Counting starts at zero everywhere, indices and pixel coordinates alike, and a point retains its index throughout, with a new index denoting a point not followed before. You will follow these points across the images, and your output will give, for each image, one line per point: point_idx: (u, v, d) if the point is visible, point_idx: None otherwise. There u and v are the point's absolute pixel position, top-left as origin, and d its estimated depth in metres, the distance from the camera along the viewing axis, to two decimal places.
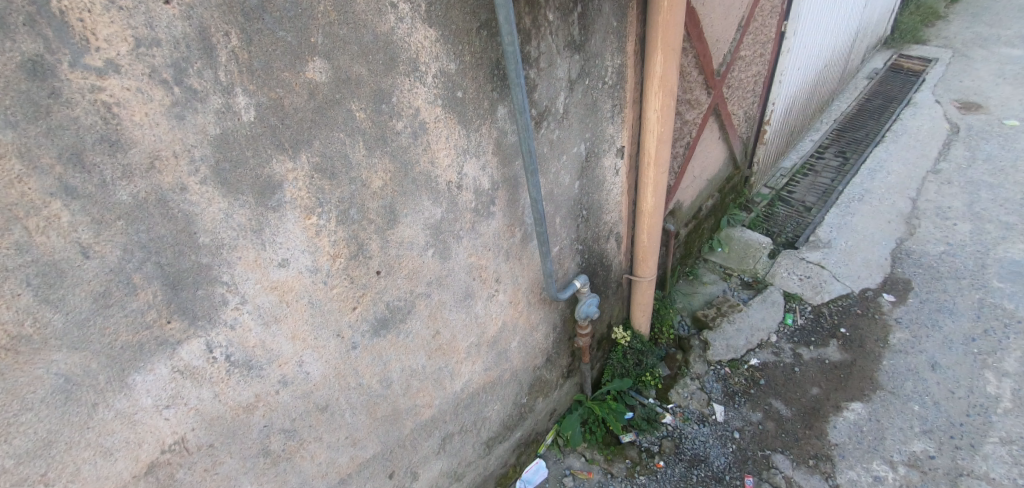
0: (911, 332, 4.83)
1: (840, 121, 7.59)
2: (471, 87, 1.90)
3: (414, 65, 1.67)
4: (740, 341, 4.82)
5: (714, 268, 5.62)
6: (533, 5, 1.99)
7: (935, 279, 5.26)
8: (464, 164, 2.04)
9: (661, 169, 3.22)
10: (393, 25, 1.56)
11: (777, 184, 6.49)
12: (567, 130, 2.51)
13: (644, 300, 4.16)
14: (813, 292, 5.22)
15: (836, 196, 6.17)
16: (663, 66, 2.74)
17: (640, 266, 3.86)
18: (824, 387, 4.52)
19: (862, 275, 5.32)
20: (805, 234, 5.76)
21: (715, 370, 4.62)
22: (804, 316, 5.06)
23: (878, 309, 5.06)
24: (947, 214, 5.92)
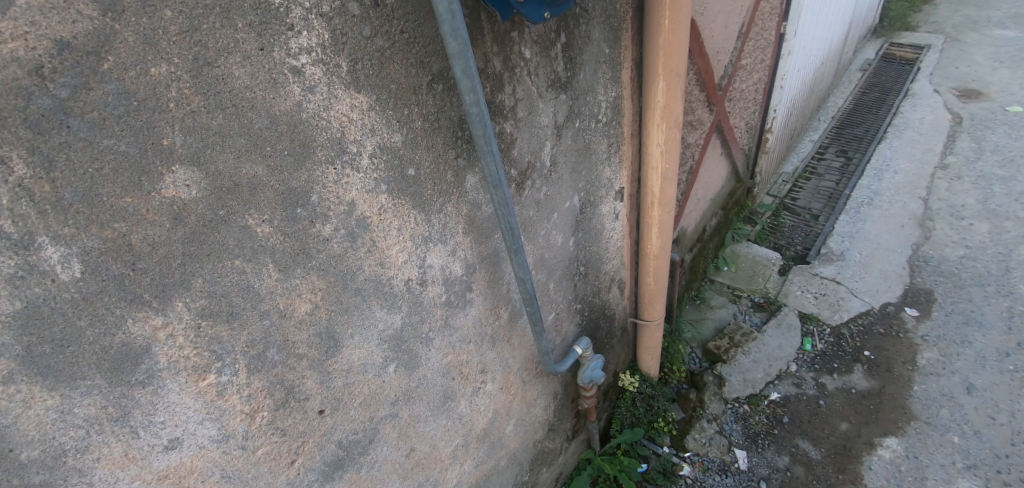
0: (940, 350, 4.44)
1: (839, 118, 7.27)
2: (427, 159, 1.41)
3: (339, 147, 1.17)
4: (757, 373, 4.41)
5: (722, 290, 5.25)
6: (504, 43, 1.52)
7: (958, 288, 4.89)
8: (428, 255, 1.56)
9: (667, 208, 2.78)
10: (298, 98, 1.06)
11: (780, 191, 6.14)
12: (557, 185, 2.05)
13: (652, 344, 3.71)
14: (831, 311, 4.86)
15: (844, 202, 5.79)
16: (666, 94, 2.29)
17: (647, 310, 3.45)
18: (852, 422, 4.08)
19: (883, 287, 5.00)
20: (816, 246, 5.43)
21: (734, 409, 4.22)
22: (823, 340, 4.67)
23: (902, 326, 4.67)
24: (962, 212, 5.55)
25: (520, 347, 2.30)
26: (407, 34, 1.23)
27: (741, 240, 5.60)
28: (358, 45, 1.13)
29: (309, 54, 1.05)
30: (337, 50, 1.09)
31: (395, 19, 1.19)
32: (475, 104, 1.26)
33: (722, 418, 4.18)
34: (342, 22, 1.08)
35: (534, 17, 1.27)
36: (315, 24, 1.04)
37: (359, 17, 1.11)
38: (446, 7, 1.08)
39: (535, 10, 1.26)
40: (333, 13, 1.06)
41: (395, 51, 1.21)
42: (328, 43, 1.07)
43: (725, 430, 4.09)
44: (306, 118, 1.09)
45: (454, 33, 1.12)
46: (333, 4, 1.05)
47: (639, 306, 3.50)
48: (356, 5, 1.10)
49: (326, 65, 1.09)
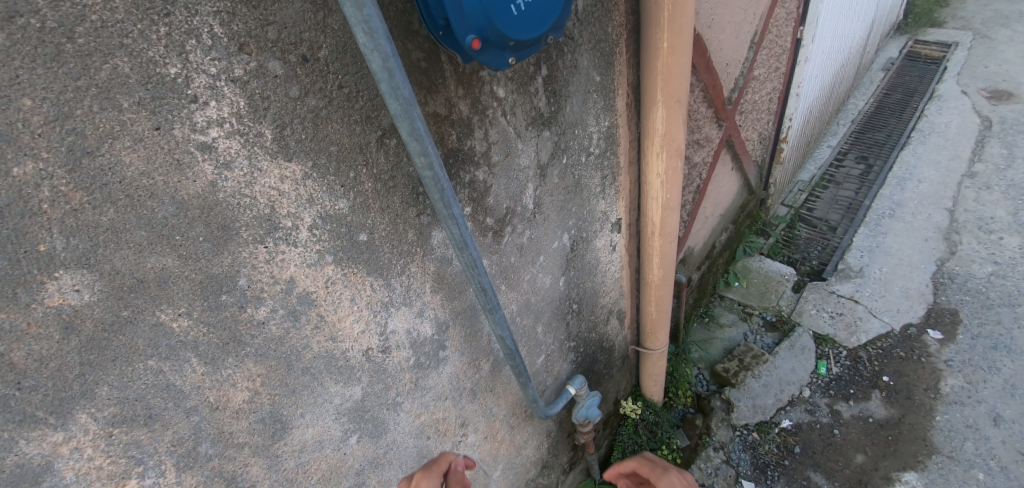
0: (965, 376, 4.17)
1: (860, 122, 6.93)
2: (382, 222, 1.25)
3: (269, 224, 1.02)
4: (768, 399, 4.22)
5: (732, 307, 5.04)
6: (473, 83, 1.32)
7: (986, 309, 4.59)
8: (390, 319, 1.42)
9: (669, 238, 2.59)
10: (211, 177, 0.90)
11: (796, 201, 5.93)
12: (542, 226, 1.87)
13: (656, 372, 3.53)
14: (847, 333, 4.60)
15: (864, 212, 5.60)
16: (666, 121, 2.10)
17: (650, 338, 3.27)
18: (869, 453, 3.86)
19: (904, 307, 4.72)
20: (833, 261, 5.19)
21: (742, 437, 4.05)
22: (838, 363, 4.44)
23: (924, 351, 4.41)
24: (991, 225, 5.21)
25: (506, 394, 2.16)
26: (347, 87, 1.05)
27: (753, 253, 5.38)
28: (285, 108, 0.96)
29: (220, 125, 0.88)
30: (258, 117, 0.93)
31: (331, 73, 1.01)
32: (429, 168, 1.09)
33: (729, 446, 4.00)
34: (262, 83, 0.91)
35: (496, 63, 1.08)
36: (225, 91, 0.87)
37: (282, 75, 0.94)
38: (382, 64, 0.90)
39: (497, 56, 1.07)
40: (248, 75, 0.89)
41: (333, 108, 1.04)
42: (245, 110, 0.91)
43: (733, 459, 3.93)
44: (223, 198, 0.93)
45: (395, 94, 0.94)
46: (246, 65, 0.88)
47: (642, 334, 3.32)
48: (278, 62, 0.93)
49: (244, 136, 0.92)
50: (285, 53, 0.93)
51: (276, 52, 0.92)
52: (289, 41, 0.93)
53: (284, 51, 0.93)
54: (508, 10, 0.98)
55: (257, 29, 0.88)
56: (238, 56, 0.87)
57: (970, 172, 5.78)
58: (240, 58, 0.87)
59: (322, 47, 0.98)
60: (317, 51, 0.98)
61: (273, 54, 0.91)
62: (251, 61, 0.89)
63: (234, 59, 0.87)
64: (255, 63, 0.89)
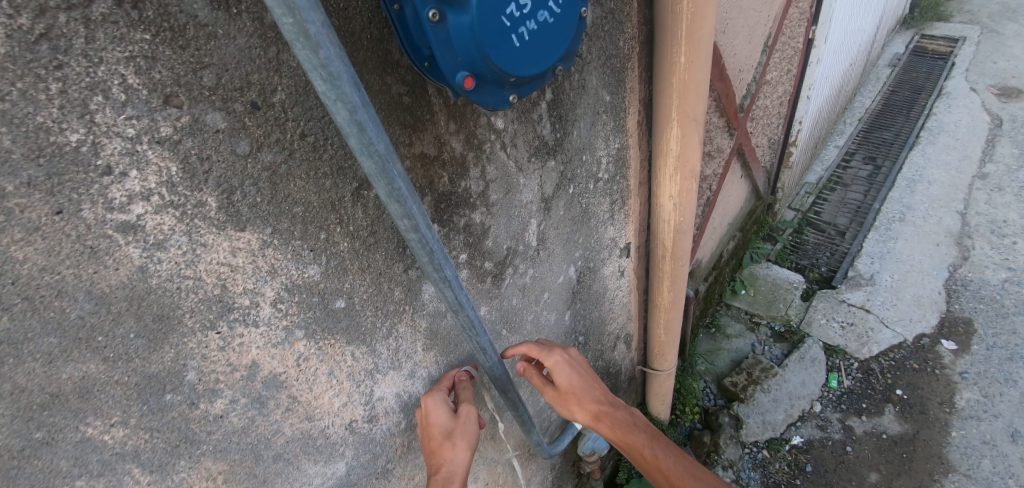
0: (981, 390, 3.93)
1: (868, 120, 6.60)
2: (362, 284, 1.06)
3: (221, 305, 0.84)
4: (779, 415, 3.94)
5: (739, 316, 4.77)
6: (468, 116, 1.13)
7: (1002, 318, 4.34)
8: (377, 386, 1.24)
9: (680, 261, 2.42)
10: (138, 262, 0.72)
11: (804, 204, 5.64)
12: (547, 263, 1.69)
13: (663, 393, 3.35)
14: (859, 344, 4.34)
15: (874, 216, 5.28)
16: (681, 142, 1.92)
17: (658, 360, 3.09)
18: (881, 470, 3.64)
19: (918, 316, 4.45)
20: (842, 268, 4.92)
21: (752, 453, 3.78)
22: (850, 376, 4.17)
23: (938, 361, 4.16)
24: (1003, 230, 4.94)
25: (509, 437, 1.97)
26: (312, 136, 0.85)
27: (761, 262, 5.13)
28: (232, 169, 0.77)
29: (142, 201, 0.69)
30: (196, 184, 0.73)
31: (291, 120, 0.81)
32: (414, 230, 0.89)
33: (741, 463, 3.70)
34: (199, 141, 0.72)
35: (492, 103, 0.87)
36: (150, 158, 0.68)
37: (227, 129, 0.74)
38: (348, 118, 0.70)
39: (493, 94, 0.86)
40: (179, 134, 0.70)
41: (295, 162, 0.84)
42: (178, 177, 0.71)
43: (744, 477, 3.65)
44: (156, 284, 0.75)
45: (368, 151, 0.75)
46: (175, 121, 0.69)
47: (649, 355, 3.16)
48: (220, 113, 0.73)
49: (178, 209, 0.73)
50: (229, 103, 0.73)
51: (217, 103, 0.72)
52: (233, 87, 0.73)
53: (228, 101, 0.73)
54: (507, 41, 0.78)
55: (188, 76, 0.68)
56: (164, 111, 0.67)
57: (981, 173, 5.50)
58: (168, 113, 0.68)
59: (277, 90, 0.78)
60: (271, 95, 0.78)
61: (212, 105, 0.72)
62: (183, 118, 0.69)
63: (158, 117, 0.67)
64: (189, 119, 0.70)
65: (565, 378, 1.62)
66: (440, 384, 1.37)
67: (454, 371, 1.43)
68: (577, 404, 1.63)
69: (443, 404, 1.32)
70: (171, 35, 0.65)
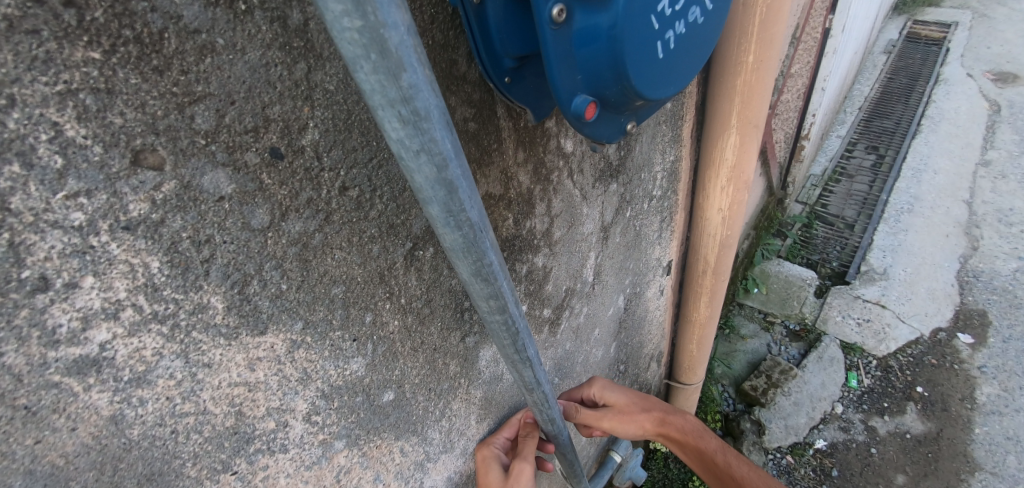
0: (1000, 382, 2.76)
1: (867, 109, 4.88)
2: (414, 367, 0.80)
3: (236, 437, 0.57)
4: (800, 419, 2.64)
5: (752, 317, 3.21)
6: (538, 140, 0.87)
7: (1014, 308, 3.08)
8: (427, 476, 0.96)
9: (722, 276, 2.08)
10: (105, 411, 0.45)
11: (810, 196, 4.05)
12: (599, 297, 1.45)
13: (687, 407, 2.61)
14: (877, 340, 2.97)
15: (881, 207, 3.78)
16: (738, 150, 1.67)
17: (686, 372, 2.45)
18: (910, 473, 2.47)
19: (932, 309, 3.11)
20: (855, 262, 3.42)
21: (773, 460, 2.54)
22: (871, 375, 2.84)
23: (956, 356, 2.89)
24: (1011, 218, 3.60)
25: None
26: (356, 188, 0.58)
27: (772, 255, 3.51)
28: (244, 251, 0.50)
29: (107, 323, 0.43)
30: (193, 281, 0.47)
31: (326, 170, 0.54)
32: (500, 312, 0.64)
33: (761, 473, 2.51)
34: (193, 217, 0.45)
35: (607, 135, 0.63)
36: (114, 254, 0.41)
37: (235, 193, 0.48)
38: (431, 179, 0.44)
39: (610, 125, 0.63)
40: (159, 210, 0.43)
41: (333, 228, 0.57)
42: (162, 276, 0.45)
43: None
44: (137, 434, 0.48)
45: (456, 222, 0.49)
46: (154, 192, 0.42)
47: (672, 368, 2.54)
48: (225, 171, 0.46)
49: (164, 322, 0.46)
50: (238, 154, 0.47)
51: (220, 156, 0.46)
52: (243, 129, 0.46)
53: (235, 150, 0.46)
54: (650, 52, 0.55)
55: (172, 117, 0.42)
56: (137, 179, 0.41)
57: (981, 159, 4.12)
58: (142, 181, 0.41)
59: (309, 127, 0.51)
60: (300, 137, 0.51)
61: (211, 161, 0.45)
62: (168, 184, 0.43)
63: (126, 190, 0.41)
64: (176, 186, 0.43)
65: (618, 394, 1.31)
66: (496, 436, 1.08)
67: (517, 416, 1.13)
68: (643, 415, 1.32)
69: (495, 465, 1.01)
70: (139, 50, 0.38)
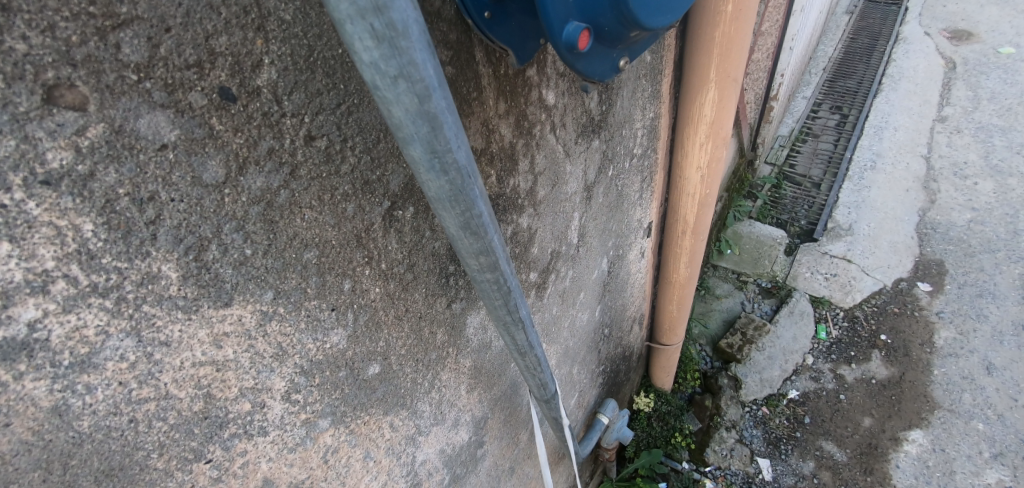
0: (955, 326, 2.77)
1: (831, 69, 4.70)
2: (400, 338, 0.75)
3: (207, 422, 0.51)
4: (774, 371, 2.69)
5: (726, 277, 3.23)
6: (519, 90, 0.81)
7: (968, 257, 3.05)
8: (419, 449, 0.92)
9: (702, 237, 2.06)
10: (44, 403, 0.38)
11: (779, 156, 3.95)
12: (584, 259, 1.42)
13: (667, 366, 2.55)
14: (843, 292, 3.00)
15: (845, 165, 3.70)
16: (718, 106, 1.63)
17: (667, 335, 2.44)
18: (876, 416, 2.51)
19: (893, 261, 3.10)
20: (821, 219, 3.38)
21: (749, 413, 2.59)
22: (839, 327, 2.87)
23: (916, 304, 2.90)
24: (965, 171, 3.52)
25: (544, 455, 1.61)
26: (325, 137, 0.52)
27: (741, 217, 3.43)
28: (197, 211, 0.43)
29: (35, 298, 0.36)
30: (138, 247, 0.40)
31: (287, 116, 0.47)
32: (491, 270, 0.60)
33: (740, 425, 2.54)
34: (130, 169, 0.38)
35: (600, 72, 0.59)
36: (33, 215, 0.34)
37: (181, 141, 0.41)
38: (411, 111, 0.38)
39: (603, 60, 0.58)
40: (86, 161, 0.36)
41: (300, 184, 0.51)
42: (98, 242, 0.38)
43: (744, 441, 2.49)
44: (87, 427, 0.42)
45: (441, 165, 0.43)
46: (79, 138, 0.35)
47: (652, 328, 2.51)
48: (165, 113, 0.39)
49: (107, 296, 0.40)
50: (180, 94, 0.39)
51: (158, 96, 0.38)
52: (184, 63, 0.39)
53: (176, 88, 0.39)
54: None
55: (92, 45, 0.34)
56: (56, 121, 0.34)
57: (938, 115, 3.99)
58: (61, 123, 0.34)
59: (264, 63, 0.44)
60: (254, 75, 0.44)
61: (147, 101, 0.38)
62: (95, 128, 0.36)
63: (41, 134, 0.34)
64: (105, 130, 0.36)
65: None
66: None
67: None
68: None
69: None
70: None
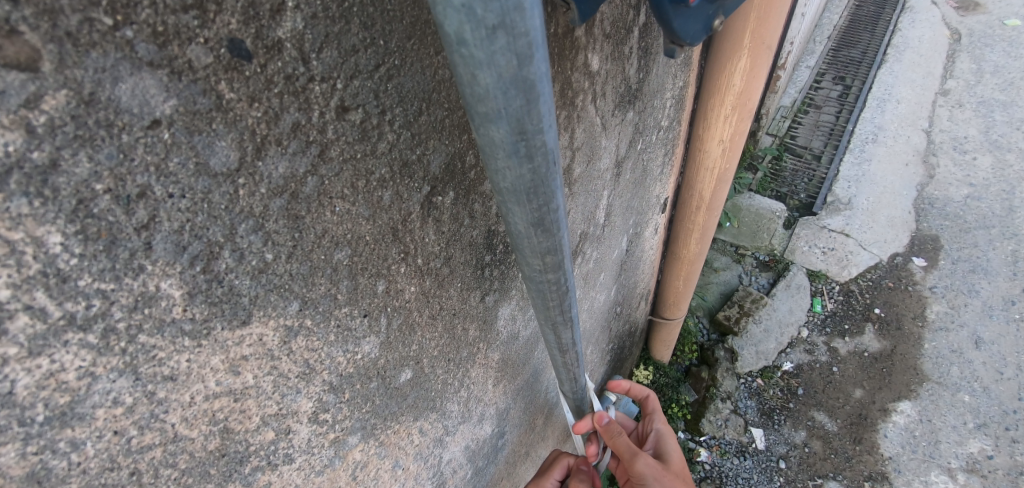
0: (947, 301, 2.66)
1: (836, 37, 4.35)
2: (433, 339, 0.66)
3: (225, 460, 0.42)
4: (770, 344, 2.58)
5: (723, 249, 3.03)
6: (567, 53, 0.70)
7: (963, 233, 2.92)
8: (446, 450, 0.85)
9: (716, 212, 1.93)
10: (15, 471, 0.29)
11: (780, 128, 3.63)
12: (607, 239, 1.33)
13: (668, 340, 2.48)
14: (840, 266, 2.84)
15: (847, 138, 3.44)
16: (748, 75, 1.46)
17: (671, 310, 2.35)
18: (867, 388, 2.43)
19: (890, 235, 2.94)
20: (822, 194, 3.15)
21: (745, 384, 2.49)
22: (834, 300, 2.75)
23: (911, 279, 2.77)
24: (964, 145, 3.36)
25: (555, 435, 1.55)
26: (360, 109, 0.40)
27: (741, 189, 3.17)
28: (204, 208, 0.33)
29: None
30: (127, 261, 0.30)
31: (316, 80, 0.36)
32: (553, 270, 0.50)
33: (735, 396, 2.46)
34: (109, 155, 0.27)
35: (693, 35, 0.49)
36: None
37: (179, 114, 0.29)
38: (505, 78, 0.28)
39: (701, 19, 0.48)
40: (45, 146, 0.25)
41: (331, 169, 0.40)
42: (71, 258, 0.28)
43: (739, 411, 2.41)
44: None
45: (528, 148, 0.34)
46: (31, 113, 0.24)
47: (656, 302, 2.41)
48: (155, 74, 0.28)
49: (89, 329, 0.30)
50: (175, 48, 0.28)
51: (145, 51, 0.27)
52: (179, 3, 0.27)
53: (170, 39, 0.27)
54: None
55: None
56: None
57: (940, 88, 3.79)
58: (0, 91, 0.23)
59: (286, 7, 0.32)
60: (274, 24, 0.32)
61: (129, 58, 0.26)
62: (54, 97, 0.25)
63: None
64: (69, 101, 0.25)
65: None
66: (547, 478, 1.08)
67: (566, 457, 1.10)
68: None
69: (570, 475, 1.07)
70: None
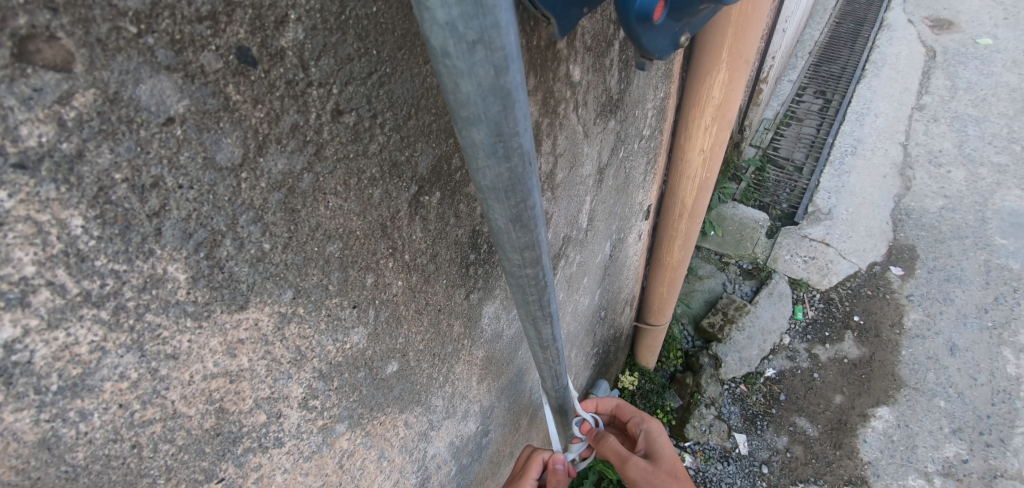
0: (923, 309, 2.75)
1: (816, 53, 4.49)
2: (418, 333, 0.69)
3: (219, 439, 0.45)
4: (754, 352, 2.63)
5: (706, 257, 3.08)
6: (549, 65, 0.74)
7: (938, 243, 3.01)
8: (431, 444, 0.87)
9: (697, 219, 1.99)
10: (29, 437, 0.32)
11: (762, 139, 3.72)
12: (592, 243, 1.37)
13: (652, 346, 2.52)
14: (820, 275, 2.92)
15: (826, 150, 3.54)
16: (726, 88, 1.52)
17: (655, 316, 2.38)
18: (846, 393, 2.49)
19: (869, 245, 3.03)
20: (802, 203, 3.23)
21: (728, 390, 2.54)
22: (816, 308, 2.81)
23: (888, 287, 2.85)
24: (940, 159, 3.47)
25: (540, 437, 1.58)
26: (353, 112, 0.44)
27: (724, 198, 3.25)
28: (210, 199, 0.36)
29: (11, 313, 0.29)
30: (139, 245, 0.33)
31: (314, 85, 0.39)
32: (532, 265, 0.54)
33: (719, 403, 2.50)
34: (127, 148, 0.30)
35: (662, 49, 0.54)
36: (5, 208, 0.27)
37: (191, 113, 0.33)
38: (484, 87, 0.33)
39: (668, 35, 0.53)
40: (72, 138, 0.28)
41: (325, 167, 0.43)
42: (90, 240, 0.31)
43: (722, 417, 2.45)
44: (81, 459, 0.35)
45: (506, 149, 0.37)
46: (61, 108, 0.27)
47: (641, 308, 2.45)
48: (171, 77, 0.31)
49: (102, 306, 0.32)
50: (190, 54, 0.31)
51: (163, 57, 0.30)
52: (195, 14, 0.31)
53: (185, 46, 0.31)
54: None
55: None
56: (32, 84, 0.26)
57: (916, 103, 3.91)
58: (37, 88, 0.26)
59: (289, 19, 0.36)
60: (277, 34, 0.35)
61: (149, 62, 0.30)
62: (84, 95, 0.28)
63: (11, 102, 0.26)
64: (96, 99, 0.28)
65: None
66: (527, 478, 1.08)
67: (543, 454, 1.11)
68: None
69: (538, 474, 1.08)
70: None
